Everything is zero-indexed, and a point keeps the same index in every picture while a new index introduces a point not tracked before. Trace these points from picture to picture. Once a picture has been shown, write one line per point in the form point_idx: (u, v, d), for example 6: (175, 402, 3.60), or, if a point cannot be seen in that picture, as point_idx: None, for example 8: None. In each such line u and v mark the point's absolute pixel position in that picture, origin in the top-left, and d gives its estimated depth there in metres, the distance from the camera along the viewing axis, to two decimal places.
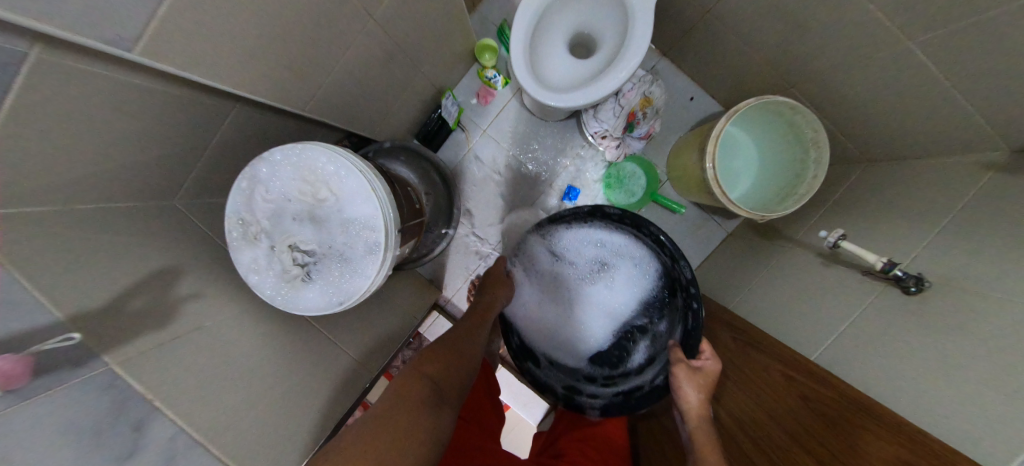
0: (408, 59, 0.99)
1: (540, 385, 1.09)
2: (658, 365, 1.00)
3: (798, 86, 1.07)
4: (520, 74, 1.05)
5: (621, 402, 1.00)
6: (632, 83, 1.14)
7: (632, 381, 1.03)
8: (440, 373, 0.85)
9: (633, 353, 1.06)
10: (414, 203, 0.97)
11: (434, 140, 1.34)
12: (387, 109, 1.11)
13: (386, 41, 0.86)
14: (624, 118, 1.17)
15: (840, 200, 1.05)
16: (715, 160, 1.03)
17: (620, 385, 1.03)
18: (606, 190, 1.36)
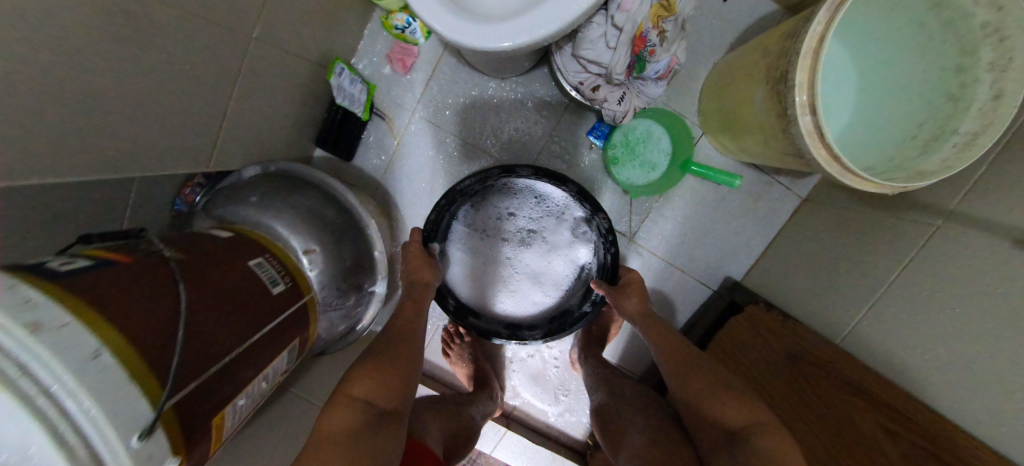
0: (206, 36, 0.53)
1: (485, 335, 0.88)
2: (584, 287, 0.89)
3: None
4: (425, 7, 0.56)
5: (559, 326, 0.88)
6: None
7: (561, 307, 0.91)
8: (377, 389, 0.58)
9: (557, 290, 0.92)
10: (273, 282, 0.54)
11: (343, 142, 0.89)
12: (233, 120, 0.66)
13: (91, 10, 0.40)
14: (625, 47, 0.65)
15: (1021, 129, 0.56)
16: (818, 101, 0.53)
17: (549, 310, 0.91)
18: (610, 166, 0.88)
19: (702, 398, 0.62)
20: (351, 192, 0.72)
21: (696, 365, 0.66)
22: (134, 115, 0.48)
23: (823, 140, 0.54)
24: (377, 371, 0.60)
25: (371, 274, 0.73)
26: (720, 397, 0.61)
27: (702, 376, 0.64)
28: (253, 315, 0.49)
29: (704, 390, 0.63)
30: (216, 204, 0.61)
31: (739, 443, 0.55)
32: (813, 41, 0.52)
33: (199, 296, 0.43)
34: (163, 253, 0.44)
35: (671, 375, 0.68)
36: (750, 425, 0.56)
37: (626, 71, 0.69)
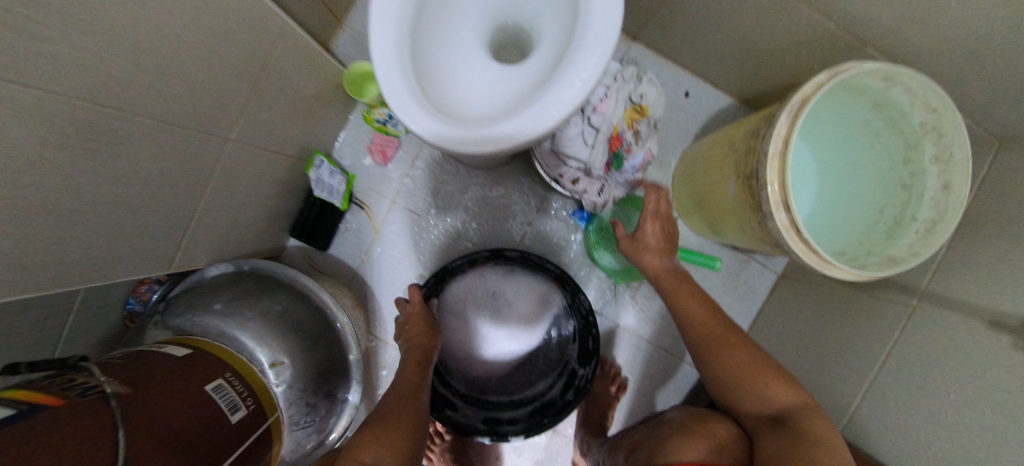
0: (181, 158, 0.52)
1: (464, 431, 0.81)
2: (564, 374, 0.86)
3: (877, 51, 0.61)
4: (407, 111, 0.56)
5: (542, 420, 0.82)
6: (606, 87, 0.66)
7: (539, 398, 0.85)
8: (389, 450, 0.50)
9: (539, 381, 0.85)
10: (234, 405, 0.48)
11: (320, 232, 0.87)
12: (200, 220, 0.62)
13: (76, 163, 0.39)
14: (602, 145, 0.68)
15: (972, 224, 0.61)
16: (791, 201, 0.55)
17: (527, 403, 0.85)
18: (592, 249, 0.90)
19: (736, 369, 0.55)
20: (326, 290, 0.68)
21: (729, 334, 0.58)
22: (72, 229, 0.43)
23: (799, 235, 0.56)
24: (383, 437, 0.51)
25: (345, 380, 0.67)
26: (757, 370, 0.54)
27: (742, 348, 0.56)
28: (204, 453, 0.42)
29: (736, 358, 0.55)
30: (172, 313, 0.56)
31: (779, 427, 0.49)
32: (779, 142, 0.56)
33: (144, 440, 0.37)
34: (102, 389, 0.38)
35: (699, 347, 0.58)
36: (792, 409, 0.50)
37: (604, 167, 0.72)
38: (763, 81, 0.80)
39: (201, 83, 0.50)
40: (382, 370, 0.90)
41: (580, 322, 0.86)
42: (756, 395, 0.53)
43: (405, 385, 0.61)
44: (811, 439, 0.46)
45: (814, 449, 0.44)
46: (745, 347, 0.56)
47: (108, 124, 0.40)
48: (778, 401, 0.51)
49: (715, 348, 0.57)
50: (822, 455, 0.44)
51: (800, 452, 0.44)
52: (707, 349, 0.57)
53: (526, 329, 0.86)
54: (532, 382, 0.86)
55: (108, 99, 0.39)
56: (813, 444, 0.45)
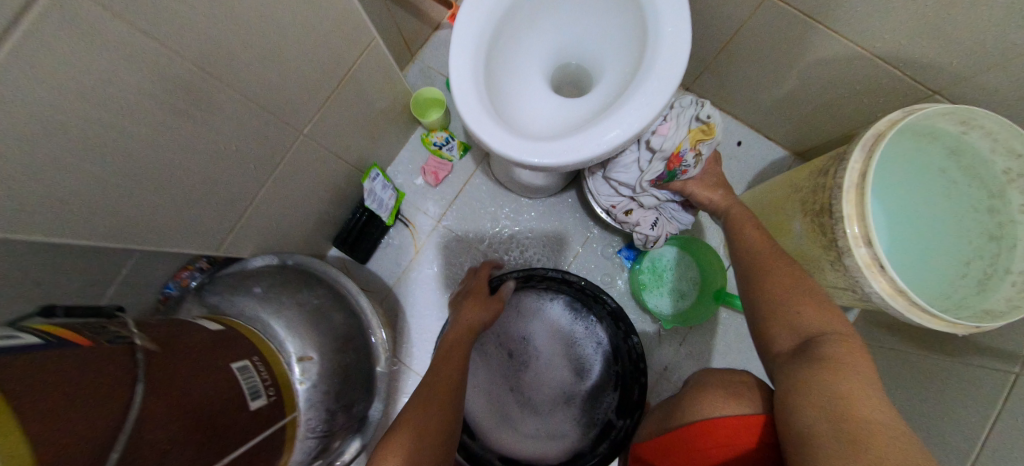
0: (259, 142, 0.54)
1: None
2: (597, 422, 0.77)
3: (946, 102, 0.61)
4: (474, 119, 0.58)
5: None
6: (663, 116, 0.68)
7: (565, 444, 0.77)
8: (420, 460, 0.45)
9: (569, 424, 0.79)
10: (257, 391, 0.44)
11: (363, 243, 0.87)
12: (258, 208, 0.63)
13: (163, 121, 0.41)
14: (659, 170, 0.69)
15: None
16: (873, 234, 0.51)
17: (553, 448, 0.76)
18: (638, 290, 0.85)
19: (772, 294, 0.50)
20: (365, 294, 0.63)
21: (779, 264, 0.53)
22: (139, 182, 0.44)
23: (884, 274, 0.51)
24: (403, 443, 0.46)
25: (367, 394, 0.61)
26: (797, 294, 0.48)
27: (792, 275, 0.50)
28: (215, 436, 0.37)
29: (780, 284, 0.50)
30: (213, 289, 0.55)
31: (802, 351, 0.43)
32: (854, 175, 0.54)
33: (156, 402, 0.33)
34: (131, 341, 0.35)
35: (744, 277, 0.55)
36: (826, 333, 0.43)
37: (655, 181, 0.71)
38: (818, 133, 0.80)
39: (288, 73, 0.53)
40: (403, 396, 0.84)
41: (629, 367, 0.77)
42: (786, 321, 0.46)
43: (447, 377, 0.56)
44: (834, 359, 0.39)
45: (833, 368, 0.38)
46: (796, 278, 0.50)
47: (191, 82, 0.42)
48: (813, 328, 0.44)
49: (760, 277, 0.52)
50: (846, 379, 0.37)
51: (818, 375, 0.38)
52: (750, 275, 0.54)
53: (559, 359, 0.83)
54: (561, 425, 0.78)
55: (198, 58, 0.41)
56: (839, 365, 0.38)
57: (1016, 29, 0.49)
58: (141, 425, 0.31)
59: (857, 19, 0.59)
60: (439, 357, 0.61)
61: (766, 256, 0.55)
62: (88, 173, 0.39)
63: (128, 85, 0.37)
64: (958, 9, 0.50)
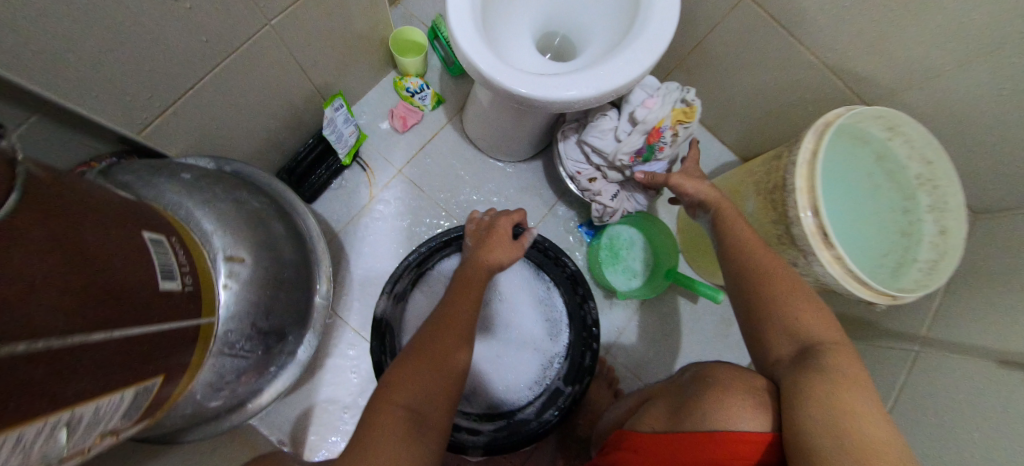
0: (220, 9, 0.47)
1: None
2: (544, 391, 0.75)
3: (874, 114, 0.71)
4: (468, 42, 0.56)
5: (510, 438, 0.69)
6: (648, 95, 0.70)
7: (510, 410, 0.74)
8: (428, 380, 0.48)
9: (516, 390, 0.75)
10: (174, 266, 0.37)
11: (312, 179, 0.78)
12: (197, 96, 0.54)
13: None
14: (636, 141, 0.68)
15: (963, 278, 0.64)
16: (820, 203, 0.56)
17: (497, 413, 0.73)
18: (595, 264, 0.86)
19: (768, 299, 0.46)
20: (312, 216, 0.59)
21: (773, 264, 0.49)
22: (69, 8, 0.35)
23: (827, 242, 0.57)
24: (420, 375, 0.47)
25: (300, 328, 0.55)
26: (789, 297, 0.45)
27: (784, 278, 0.47)
28: (115, 299, 0.29)
29: (776, 288, 0.46)
30: (124, 168, 0.44)
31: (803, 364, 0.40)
32: (807, 155, 0.59)
33: (41, 228, 0.25)
34: (15, 153, 0.27)
35: (734, 278, 0.50)
36: (824, 343, 0.41)
37: (632, 157, 0.70)
38: (765, 139, 0.89)
39: None
40: (343, 349, 0.78)
41: (581, 334, 0.76)
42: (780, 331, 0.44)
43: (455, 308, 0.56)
44: (837, 375, 0.36)
45: (836, 386, 0.35)
46: (789, 280, 0.47)
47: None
48: (809, 337, 0.42)
49: (754, 278, 0.48)
50: (848, 397, 0.34)
51: (823, 393, 0.35)
52: (742, 276, 0.49)
53: (511, 329, 0.78)
54: (508, 391, 0.75)
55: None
56: (840, 381, 0.36)
57: (941, 51, 0.58)
58: (13, 228, 0.23)
59: (816, 27, 0.66)
60: (452, 293, 0.59)
61: (758, 254, 0.51)
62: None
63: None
64: (901, 25, 0.58)
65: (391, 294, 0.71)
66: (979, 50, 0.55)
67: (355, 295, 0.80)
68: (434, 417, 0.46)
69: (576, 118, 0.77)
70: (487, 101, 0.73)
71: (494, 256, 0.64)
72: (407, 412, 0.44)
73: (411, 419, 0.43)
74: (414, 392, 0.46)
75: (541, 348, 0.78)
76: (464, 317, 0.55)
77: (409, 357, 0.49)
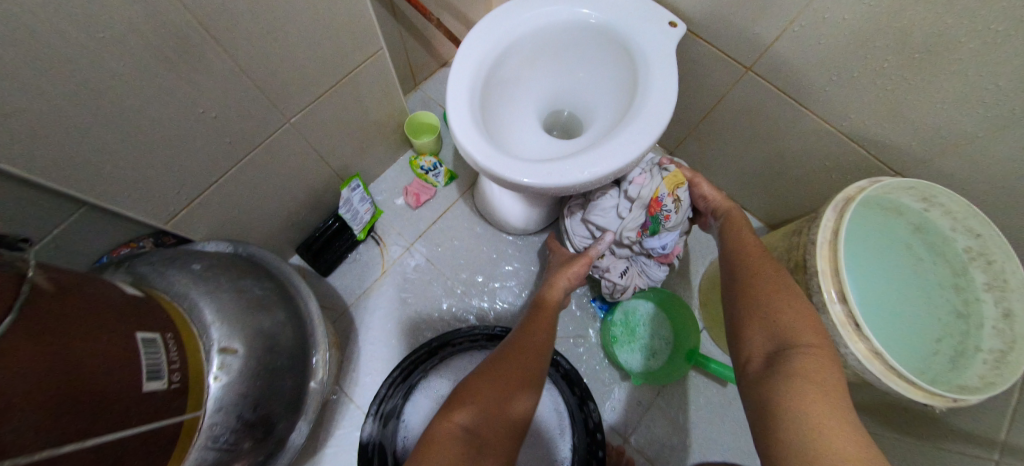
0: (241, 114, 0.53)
1: None
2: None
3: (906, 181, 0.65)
4: (465, 132, 0.59)
5: None
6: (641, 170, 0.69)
7: None
8: (503, 387, 0.48)
9: None
10: (160, 362, 0.38)
11: (327, 253, 0.81)
12: (221, 187, 0.59)
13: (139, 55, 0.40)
14: (637, 215, 0.67)
15: None
16: (848, 289, 0.51)
17: None
18: (611, 343, 0.80)
19: (756, 301, 0.45)
20: (315, 299, 0.60)
21: (765, 267, 0.49)
22: (98, 120, 0.41)
23: (859, 333, 0.51)
24: (485, 396, 0.46)
25: (293, 416, 0.53)
26: (774, 298, 0.44)
27: (777, 279, 0.46)
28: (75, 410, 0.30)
29: (765, 288, 0.46)
30: (144, 260, 0.48)
31: (773, 359, 0.38)
32: (828, 233, 0.55)
33: (6, 353, 0.27)
34: (21, 275, 0.30)
35: (730, 282, 0.51)
36: (801, 342, 0.39)
37: (638, 231, 0.68)
38: (789, 205, 0.85)
39: (290, 55, 0.53)
40: (343, 427, 0.75)
41: (584, 439, 0.68)
42: (762, 328, 0.42)
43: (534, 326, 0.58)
44: (799, 374, 0.35)
45: (792, 385, 0.34)
46: (778, 282, 0.46)
47: (185, 34, 0.42)
48: (789, 338, 0.40)
49: (746, 279, 0.49)
50: (797, 389, 0.34)
51: (779, 393, 0.34)
52: (735, 276, 0.50)
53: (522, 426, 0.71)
54: None
55: (201, 12, 0.41)
56: (796, 378, 0.35)
57: (967, 117, 0.54)
58: None
59: (825, 97, 0.65)
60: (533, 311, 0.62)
61: (757, 261, 0.50)
62: (41, 95, 0.36)
63: (123, 15, 0.36)
64: (916, 93, 0.56)
65: (379, 414, 0.66)
66: (1007, 114, 0.50)
67: (362, 371, 0.79)
68: (492, 442, 0.43)
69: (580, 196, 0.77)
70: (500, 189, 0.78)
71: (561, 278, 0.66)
72: (466, 429, 0.42)
73: (469, 439, 0.41)
74: (476, 414, 0.44)
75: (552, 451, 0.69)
76: (535, 338, 0.56)
77: (491, 366, 0.51)
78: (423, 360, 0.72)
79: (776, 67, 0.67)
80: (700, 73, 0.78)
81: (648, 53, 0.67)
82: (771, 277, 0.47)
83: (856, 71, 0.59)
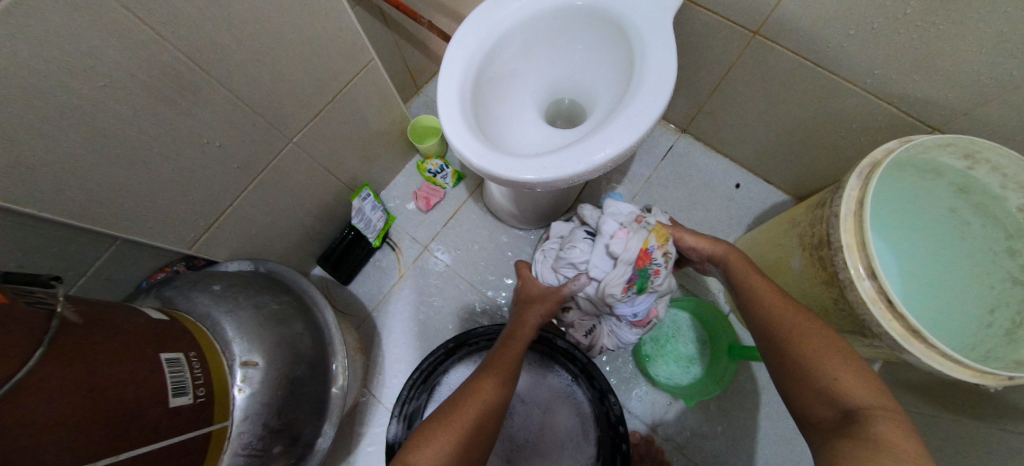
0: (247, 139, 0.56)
1: None
2: None
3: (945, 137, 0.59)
4: (457, 134, 0.59)
5: None
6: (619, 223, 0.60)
7: None
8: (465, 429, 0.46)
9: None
10: (183, 381, 0.41)
11: (345, 263, 0.85)
12: (237, 209, 0.63)
13: (140, 97, 0.42)
14: (625, 274, 0.57)
15: None
16: (877, 263, 0.47)
17: None
18: (644, 360, 0.79)
19: (801, 355, 0.41)
20: (331, 308, 0.63)
21: (796, 315, 0.45)
22: (114, 160, 0.44)
23: (893, 311, 0.47)
24: (440, 442, 0.44)
25: (319, 420, 0.56)
26: (821, 352, 0.40)
27: (817, 330, 0.42)
28: (104, 433, 0.34)
29: (807, 340, 0.42)
30: (171, 284, 0.52)
31: (843, 424, 0.35)
32: (852, 204, 0.51)
33: (37, 382, 0.30)
34: (52, 311, 0.34)
35: (759, 333, 0.47)
36: (868, 406, 0.35)
37: (624, 287, 0.58)
38: (815, 174, 0.79)
39: (284, 77, 0.56)
40: (375, 428, 0.78)
41: (608, 431, 0.68)
42: (813, 385, 0.39)
43: (501, 360, 0.56)
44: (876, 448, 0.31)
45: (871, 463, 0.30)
46: (821, 334, 0.42)
47: (181, 71, 0.44)
48: (851, 398, 0.36)
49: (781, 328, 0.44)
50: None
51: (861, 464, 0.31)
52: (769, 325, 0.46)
53: (552, 423, 0.72)
54: None
55: (191, 49, 0.44)
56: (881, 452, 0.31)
57: (1010, 60, 0.48)
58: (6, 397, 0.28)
59: (842, 54, 0.59)
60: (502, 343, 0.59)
61: (771, 305, 0.47)
62: (60, 143, 0.40)
63: (120, 62, 0.39)
64: (947, 40, 0.50)
65: (403, 416, 0.68)
66: None
67: (387, 374, 0.82)
68: None
69: (557, 238, 0.70)
70: (499, 192, 0.80)
71: (529, 308, 0.63)
72: None
73: None
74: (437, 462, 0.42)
75: (579, 446, 0.70)
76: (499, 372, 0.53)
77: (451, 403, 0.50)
78: (442, 360, 0.73)
79: (786, 28, 0.62)
80: (704, 43, 0.74)
81: (643, 31, 0.64)
82: (801, 326, 0.43)
83: (875, 22, 0.53)
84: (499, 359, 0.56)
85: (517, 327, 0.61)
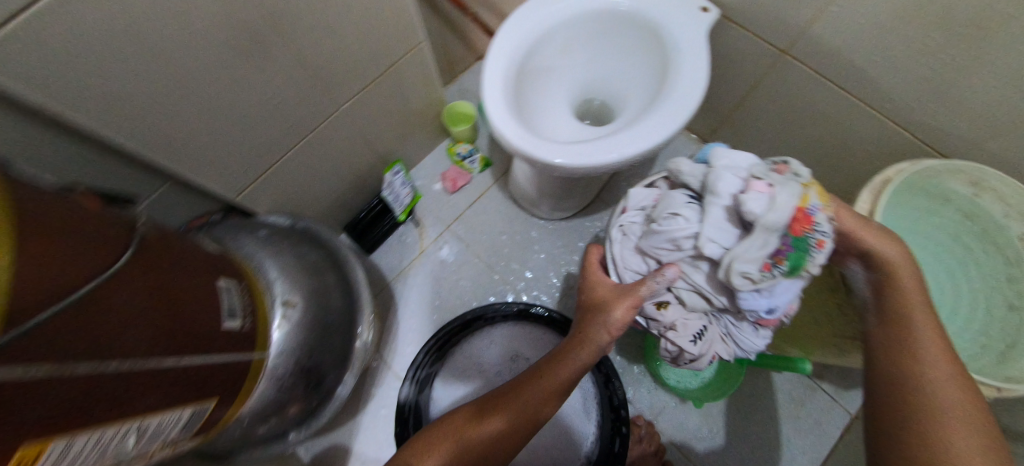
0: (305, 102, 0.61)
1: None
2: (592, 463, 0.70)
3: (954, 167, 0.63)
4: (499, 114, 0.63)
5: None
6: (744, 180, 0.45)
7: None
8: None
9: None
10: (235, 306, 0.45)
11: (370, 232, 0.88)
12: (284, 166, 0.67)
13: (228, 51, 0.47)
14: (768, 248, 0.41)
15: None
16: None
17: None
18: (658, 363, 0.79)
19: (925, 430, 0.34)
20: (361, 268, 0.67)
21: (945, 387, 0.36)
22: (193, 104, 0.49)
23: None
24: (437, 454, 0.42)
25: (340, 369, 0.60)
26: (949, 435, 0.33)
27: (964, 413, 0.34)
28: (176, 335, 0.36)
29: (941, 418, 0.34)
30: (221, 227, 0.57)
31: None
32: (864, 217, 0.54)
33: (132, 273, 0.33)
34: (136, 221, 0.39)
35: (886, 386, 0.39)
36: None
37: (766, 265, 0.42)
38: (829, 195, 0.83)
39: (345, 48, 0.60)
40: (384, 394, 0.81)
41: (609, 415, 0.71)
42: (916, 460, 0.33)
43: (540, 382, 0.47)
44: None
45: None
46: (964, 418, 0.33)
47: (262, 30, 0.49)
48: None
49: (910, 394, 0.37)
50: None
51: None
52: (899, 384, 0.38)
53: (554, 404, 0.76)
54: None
55: (275, 12, 0.48)
56: None
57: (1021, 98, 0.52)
58: (111, 279, 0.31)
59: (864, 80, 0.64)
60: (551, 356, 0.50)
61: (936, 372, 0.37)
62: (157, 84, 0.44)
63: (217, 16, 0.43)
64: (963, 73, 0.54)
65: (415, 379, 0.71)
66: None
67: (400, 344, 0.85)
68: None
69: (638, 211, 0.57)
70: (523, 178, 0.84)
71: (592, 318, 0.49)
72: None
73: None
74: None
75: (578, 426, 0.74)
76: (526, 398, 0.46)
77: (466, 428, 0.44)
78: (457, 332, 0.76)
79: (812, 51, 0.66)
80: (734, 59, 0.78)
81: (680, 40, 0.68)
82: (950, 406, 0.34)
83: (899, 51, 0.57)
84: (536, 381, 0.47)
85: (574, 343, 0.49)
